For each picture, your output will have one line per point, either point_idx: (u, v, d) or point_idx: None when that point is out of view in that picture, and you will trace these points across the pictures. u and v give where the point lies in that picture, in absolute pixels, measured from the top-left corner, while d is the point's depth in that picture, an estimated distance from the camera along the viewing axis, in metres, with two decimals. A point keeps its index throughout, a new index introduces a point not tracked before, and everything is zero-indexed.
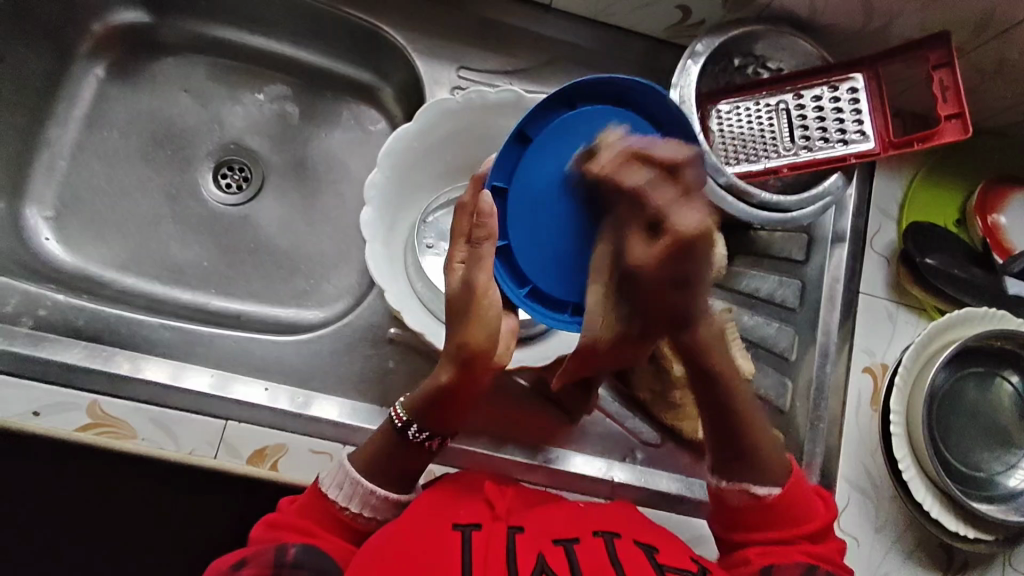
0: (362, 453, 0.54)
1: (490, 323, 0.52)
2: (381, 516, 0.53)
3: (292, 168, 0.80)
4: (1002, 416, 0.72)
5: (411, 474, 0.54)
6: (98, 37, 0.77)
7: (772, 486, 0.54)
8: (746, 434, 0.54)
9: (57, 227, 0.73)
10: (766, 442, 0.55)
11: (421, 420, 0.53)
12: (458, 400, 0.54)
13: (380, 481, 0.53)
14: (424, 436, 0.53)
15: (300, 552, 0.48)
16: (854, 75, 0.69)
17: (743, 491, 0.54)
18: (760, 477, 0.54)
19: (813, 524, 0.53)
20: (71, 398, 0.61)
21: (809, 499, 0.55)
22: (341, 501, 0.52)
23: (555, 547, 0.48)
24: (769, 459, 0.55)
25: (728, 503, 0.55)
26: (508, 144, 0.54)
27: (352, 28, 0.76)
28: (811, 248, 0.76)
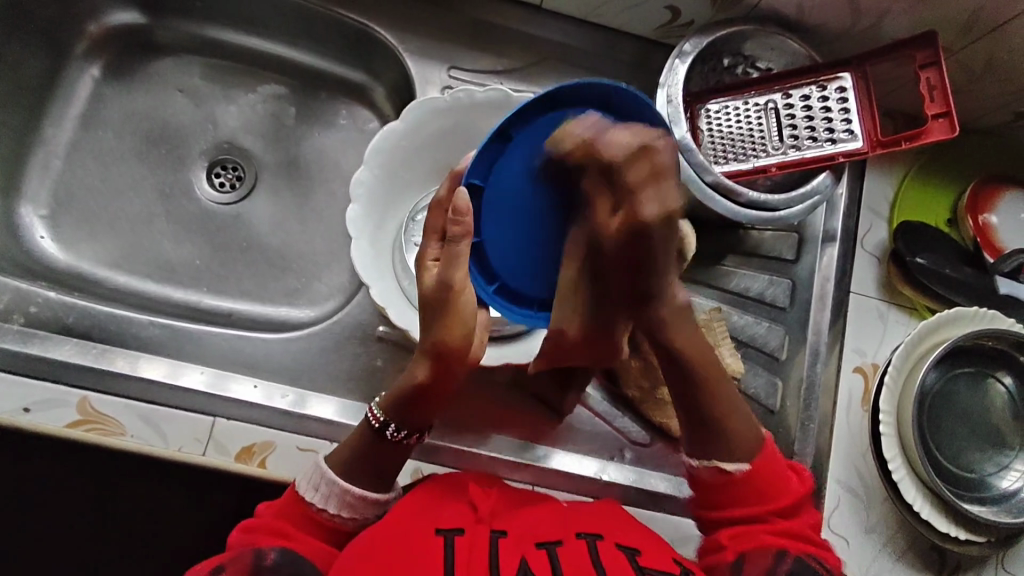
0: (337, 455, 0.54)
1: (468, 319, 0.52)
2: (359, 515, 0.53)
3: (285, 167, 0.80)
4: (994, 416, 0.72)
5: (388, 471, 0.54)
6: (94, 38, 0.78)
7: (738, 461, 0.54)
8: (712, 402, 0.55)
9: (51, 226, 0.74)
10: (734, 425, 0.55)
11: (398, 419, 0.54)
12: (436, 397, 0.54)
13: (357, 480, 0.53)
14: (402, 435, 0.54)
15: (278, 557, 0.48)
16: (842, 74, 0.69)
17: (711, 467, 0.54)
18: (727, 450, 0.54)
19: (785, 500, 0.54)
20: (61, 395, 0.61)
21: (784, 479, 0.55)
22: (319, 503, 0.52)
23: (538, 551, 0.48)
24: (737, 436, 0.55)
25: (697, 479, 0.55)
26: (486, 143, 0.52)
27: (344, 28, 0.77)
28: (801, 248, 0.76)
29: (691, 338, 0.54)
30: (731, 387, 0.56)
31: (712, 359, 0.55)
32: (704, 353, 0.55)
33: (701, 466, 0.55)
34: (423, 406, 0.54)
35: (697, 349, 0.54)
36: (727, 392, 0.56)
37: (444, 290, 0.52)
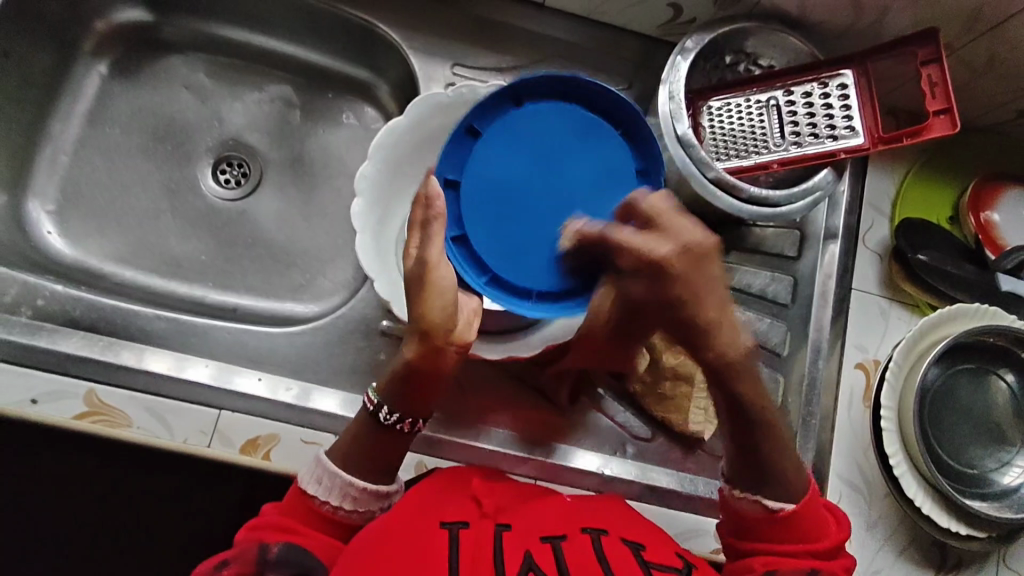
0: (338, 448, 0.54)
1: (447, 293, 0.51)
2: (361, 509, 0.53)
3: (290, 164, 0.81)
4: (996, 413, 0.72)
5: (390, 461, 0.54)
6: (102, 35, 0.79)
7: (787, 499, 0.53)
8: (769, 446, 0.54)
9: (58, 221, 0.75)
10: (786, 458, 0.54)
11: (390, 401, 0.54)
12: (427, 379, 0.53)
13: (360, 472, 0.53)
14: (395, 419, 0.53)
15: (281, 552, 0.49)
16: (843, 71, 0.69)
17: (755, 501, 0.54)
18: (776, 487, 0.54)
19: (826, 541, 0.53)
20: (69, 387, 0.62)
21: (825, 518, 0.54)
22: (321, 496, 0.52)
23: (543, 545, 0.48)
24: (785, 473, 0.54)
25: (737, 510, 0.55)
26: (459, 137, 0.56)
27: (349, 26, 0.77)
28: (803, 245, 0.76)
29: (758, 393, 0.54)
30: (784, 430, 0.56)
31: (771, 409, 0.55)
32: (767, 401, 0.54)
33: (744, 497, 0.55)
34: (421, 386, 0.53)
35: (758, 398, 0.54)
36: (784, 438, 0.55)
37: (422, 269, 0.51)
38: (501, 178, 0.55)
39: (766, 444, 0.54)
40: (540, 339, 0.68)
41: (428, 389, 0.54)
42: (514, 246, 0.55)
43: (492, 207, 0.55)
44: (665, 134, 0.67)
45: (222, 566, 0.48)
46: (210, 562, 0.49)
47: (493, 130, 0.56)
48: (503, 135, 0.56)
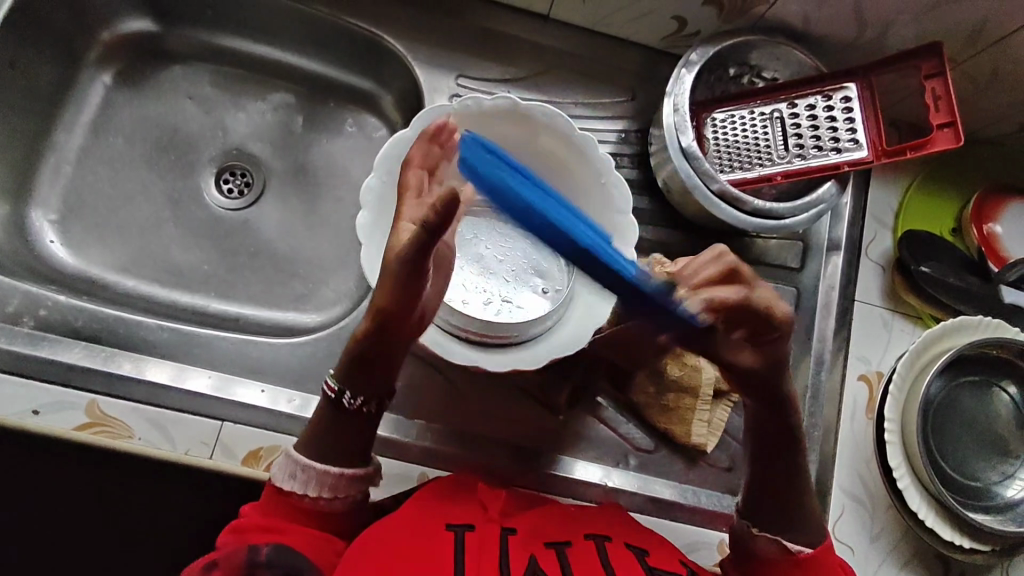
0: (305, 438, 0.54)
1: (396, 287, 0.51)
2: (341, 495, 0.52)
3: (294, 174, 0.81)
4: (999, 426, 0.72)
5: (356, 446, 0.54)
6: (106, 45, 0.79)
7: (803, 543, 0.56)
8: (798, 488, 0.57)
9: (61, 231, 0.75)
10: (805, 500, 0.58)
11: (352, 386, 0.54)
12: (380, 360, 0.54)
13: (331, 460, 0.53)
14: (358, 402, 0.54)
15: (271, 553, 0.48)
16: (848, 85, 0.69)
17: (778, 544, 0.56)
18: (801, 524, 0.56)
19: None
20: (71, 398, 0.62)
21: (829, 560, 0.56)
22: (299, 490, 0.51)
23: (547, 550, 0.50)
24: (802, 513, 0.57)
25: (758, 549, 0.57)
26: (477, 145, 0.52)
27: (354, 37, 0.77)
28: (806, 257, 0.76)
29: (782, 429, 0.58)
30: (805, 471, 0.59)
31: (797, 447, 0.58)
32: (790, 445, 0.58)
33: (762, 536, 0.57)
34: (377, 365, 0.54)
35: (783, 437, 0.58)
36: (804, 477, 0.58)
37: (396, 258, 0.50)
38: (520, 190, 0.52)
39: (789, 483, 0.57)
40: (542, 353, 0.66)
41: (388, 366, 0.55)
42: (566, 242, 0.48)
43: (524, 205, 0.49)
44: (669, 146, 0.67)
45: (211, 568, 0.47)
46: (196, 565, 0.48)
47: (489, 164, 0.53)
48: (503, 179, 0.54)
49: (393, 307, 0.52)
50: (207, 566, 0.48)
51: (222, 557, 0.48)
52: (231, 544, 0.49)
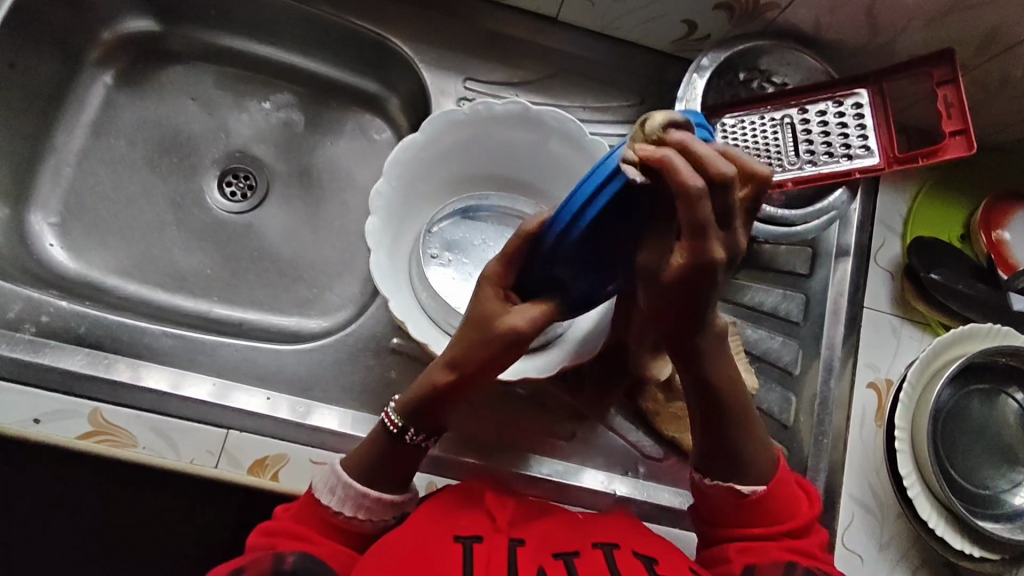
0: (354, 457, 0.54)
1: (492, 342, 0.49)
2: (375, 517, 0.52)
3: (298, 176, 0.80)
4: (1008, 433, 0.71)
5: (403, 474, 0.54)
6: (107, 45, 0.78)
7: (757, 483, 0.54)
8: (742, 431, 0.54)
9: (61, 234, 0.73)
10: (753, 439, 0.54)
11: (416, 424, 0.53)
12: (452, 404, 0.53)
13: (375, 483, 0.53)
14: (420, 438, 0.53)
15: (296, 562, 0.47)
16: (859, 90, 0.69)
17: (727, 488, 0.54)
18: (745, 472, 0.54)
19: (794, 522, 0.54)
20: (73, 406, 0.60)
21: (796, 497, 0.56)
22: (335, 507, 0.51)
23: (555, 561, 0.48)
24: (753, 454, 0.54)
25: (710, 496, 0.56)
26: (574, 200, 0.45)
27: (359, 38, 0.76)
28: (816, 262, 0.75)
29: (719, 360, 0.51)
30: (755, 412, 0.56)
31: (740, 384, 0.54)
32: (738, 386, 0.53)
33: (715, 484, 0.55)
34: (442, 411, 0.53)
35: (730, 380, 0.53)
36: (744, 407, 0.54)
37: (511, 337, 0.49)
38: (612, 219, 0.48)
39: (734, 429, 0.54)
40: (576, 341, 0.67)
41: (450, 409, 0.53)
42: None
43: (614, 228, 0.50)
44: None
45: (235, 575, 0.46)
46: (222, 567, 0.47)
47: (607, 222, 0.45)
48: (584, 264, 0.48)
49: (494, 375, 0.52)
50: (236, 568, 0.46)
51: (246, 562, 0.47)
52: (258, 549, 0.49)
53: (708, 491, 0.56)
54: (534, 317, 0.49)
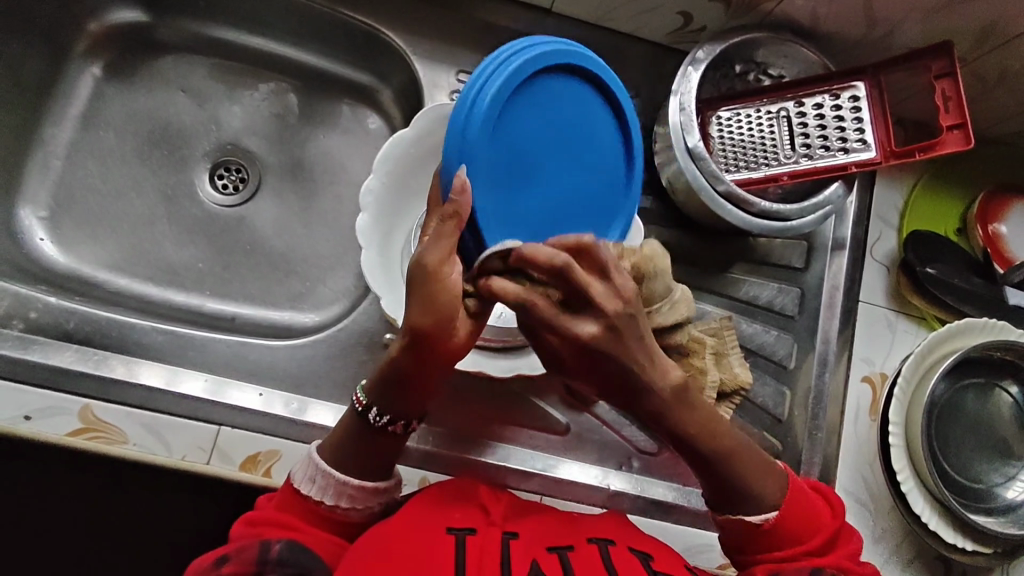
0: (329, 442, 0.53)
1: (416, 294, 0.44)
2: (359, 505, 0.52)
3: (290, 169, 0.79)
4: (1002, 428, 0.71)
5: (377, 459, 0.52)
6: (95, 36, 0.76)
7: (768, 510, 0.54)
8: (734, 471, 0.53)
9: (50, 228, 0.73)
10: (759, 475, 0.54)
11: (380, 404, 0.50)
12: (408, 381, 0.48)
13: (349, 468, 0.51)
14: (385, 421, 0.50)
15: (283, 551, 0.48)
16: (856, 83, 0.68)
17: (738, 520, 0.54)
18: (756, 503, 0.54)
19: (821, 536, 0.54)
20: (62, 402, 0.60)
21: (818, 509, 0.55)
22: (315, 495, 0.51)
23: (549, 555, 0.48)
24: (763, 487, 0.54)
25: (732, 530, 0.55)
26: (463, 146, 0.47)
27: (351, 29, 0.75)
28: (811, 256, 0.75)
29: (697, 416, 0.51)
30: (750, 441, 0.55)
31: (723, 435, 0.53)
32: (715, 432, 0.52)
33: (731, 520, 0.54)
34: (405, 390, 0.49)
35: (705, 427, 0.51)
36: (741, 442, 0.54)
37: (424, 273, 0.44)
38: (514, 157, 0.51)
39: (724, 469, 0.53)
40: None
41: (420, 390, 0.49)
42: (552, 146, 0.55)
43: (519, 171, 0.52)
44: (675, 148, 0.66)
45: (222, 563, 0.47)
46: (209, 557, 0.48)
47: (487, 126, 0.48)
48: (485, 184, 0.49)
49: (441, 326, 0.45)
50: (221, 558, 0.47)
51: (232, 551, 0.48)
52: (244, 537, 0.49)
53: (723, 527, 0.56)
54: (438, 247, 0.44)
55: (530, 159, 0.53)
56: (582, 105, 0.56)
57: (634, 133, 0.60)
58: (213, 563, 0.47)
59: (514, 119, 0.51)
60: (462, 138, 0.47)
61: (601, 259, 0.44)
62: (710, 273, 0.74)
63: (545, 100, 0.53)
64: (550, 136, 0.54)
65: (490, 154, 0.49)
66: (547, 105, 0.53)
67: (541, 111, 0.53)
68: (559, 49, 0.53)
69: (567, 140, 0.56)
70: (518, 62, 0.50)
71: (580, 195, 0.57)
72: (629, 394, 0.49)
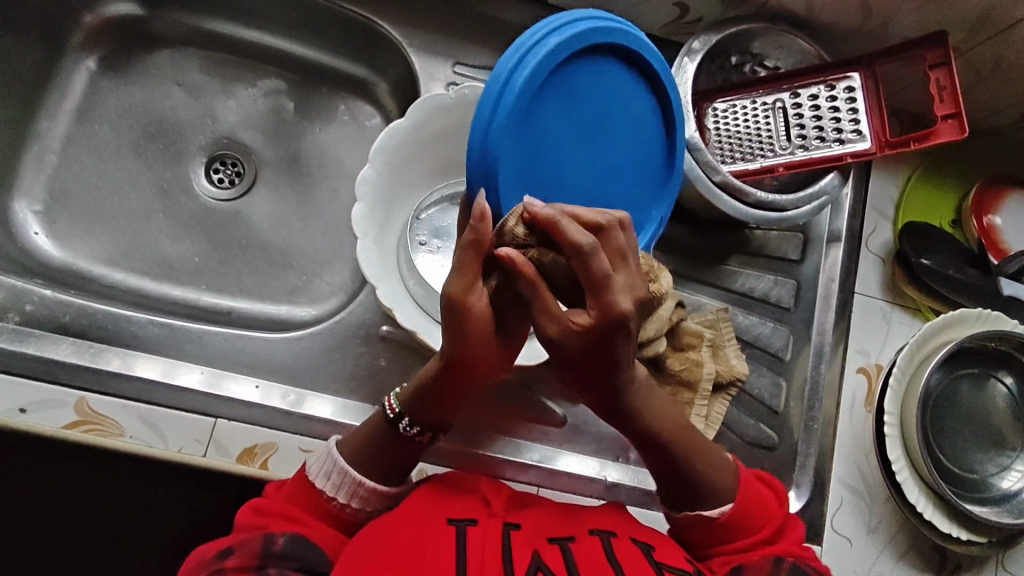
0: (352, 443, 0.53)
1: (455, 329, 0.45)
2: (370, 507, 0.52)
3: (286, 163, 0.79)
4: (997, 418, 0.72)
5: (405, 466, 0.54)
6: (90, 29, 0.76)
7: (724, 503, 0.54)
8: (699, 465, 0.54)
9: (45, 222, 0.73)
10: (716, 469, 0.55)
11: (413, 413, 0.52)
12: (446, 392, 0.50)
13: (373, 473, 0.52)
14: (414, 430, 0.52)
15: (287, 544, 0.48)
16: (851, 74, 0.68)
17: (693, 513, 0.54)
18: (714, 497, 0.54)
19: (770, 527, 0.54)
20: (58, 395, 0.60)
21: (767, 501, 0.56)
22: (329, 491, 0.51)
23: (551, 546, 0.48)
24: (721, 479, 0.55)
25: (684, 523, 0.55)
26: (497, 135, 0.44)
27: (347, 22, 0.75)
28: (807, 248, 0.75)
29: (666, 414, 0.53)
30: (706, 437, 0.56)
31: (688, 430, 0.54)
32: (681, 429, 0.54)
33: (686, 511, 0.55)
34: (440, 400, 0.51)
35: (676, 424, 0.53)
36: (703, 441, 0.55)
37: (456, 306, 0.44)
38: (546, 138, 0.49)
39: (689, 465, 0.54)
40: None
41: (451, 401, 0.51)
42: (580, 125, 0.52)
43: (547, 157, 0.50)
44: None
45: (225, 557, 0.47)
46: (212, 548, 0.48)
47: (516, 115, 0.45)
48: (513, 175, 0.47)
49: (473, 344, 0.47)
50: (224, 551, 0.47)
51: (235, 544, 0.47)
52: (248, 528, 0.49)
53: (679, 521, 0.56)
54: (462, 277, 0.44)
55: (559, 140, 0.51)
56: (611, 82, 0.54)
57: (677, 127, 0.60)
58: (217, 556, 0.47)
59: (545, 100, 0.48)
60: (487, 147, 0.44)
61: (614, 245, 0.43)
62: (706, 265, 0.74)
63: (573, 80, 0.50)
64: (577, 113, 0.52)
65: (514, 149, 0.46)
66: (577, 86, 0.51)
67: (569, 91, 0.50)
68: (594, 25, 0.49)
69: (590, 116, 0.53)
70: (534, 59, 0.45)
71: (608, 164, 0.56)
72: (601, 398, 0.50)
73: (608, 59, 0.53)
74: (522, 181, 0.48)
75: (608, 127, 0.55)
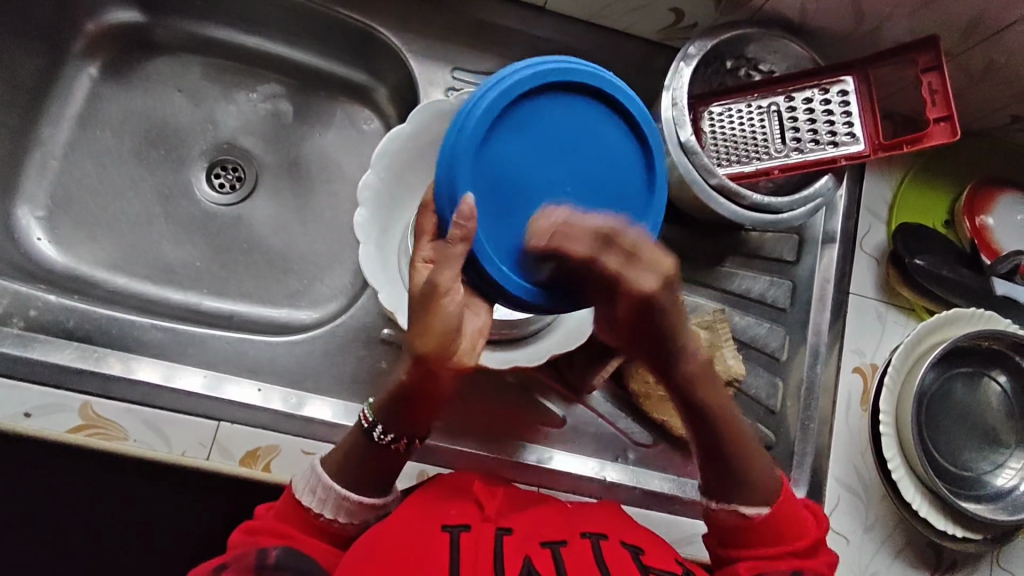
0: (333, 457, 0.53)
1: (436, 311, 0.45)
2: (355, 519, 0.53)
3: (286, 168, 0.80)
4: (991, 416, 0.73)
5: (385, 477, 0.53)
6: (91, 36, 0.77)
7: (762, 505, 0.56)
8: (740, 454, 0.56)
9: (48, 228, 0.73)
10: (756, 462, 0.56)
11: (386, 421, 0.52)
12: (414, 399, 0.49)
13: (353, 485, 0.52)
14: (390, 438, 0.52)
15: (281, 556, 0.49)
16: (844, 78, 0.69)
17: (732, 511, 0.56)
18: (749, 496, 0.56)
19: (806, 542, 0.56)
20: (61, 400, 0.60)
21: (803, 521, 0.57)
22: (315, 507, 0.52)
23: (542, 550, 0.49)
24: (758, 478, 0.56)
25: (721, 522, 0.57)
26: (448, 167, 0.47)
27: (348, 29, 0.76)
28: (802, 249, 0.76)
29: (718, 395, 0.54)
30: (746, 426, 0.57)
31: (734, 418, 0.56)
32: (728, 417, 0.55)
33: (721, 508, 0.57)
34: (408, 408, 0.50)
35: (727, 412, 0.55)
36: (744, 432, 0.57)
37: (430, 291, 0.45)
38: (518, 174, 0.49)
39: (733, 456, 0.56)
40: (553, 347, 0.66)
41: (423, 412, 0.51)
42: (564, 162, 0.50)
43: (523, 193, 0.49)
44: (668, 141, 0.66)
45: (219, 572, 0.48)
46: (208, 565, 0.49)
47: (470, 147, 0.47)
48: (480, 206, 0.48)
49: (438, 336, 0.45)
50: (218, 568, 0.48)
51: (230, 559, 0.49)
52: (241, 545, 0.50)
53: (714, 517, 0.58)
54: (450, 268, 0.46)
55: (538, 176, 0.50)
56: (596, 120, 0.51)
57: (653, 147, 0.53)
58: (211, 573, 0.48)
59: (512, 141, 0.49)
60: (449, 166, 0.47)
61: (620, 245, 0.43)
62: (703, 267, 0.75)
63: (545, 120, 0.50)
64: (560, 152, 0.50)
65: (475, 182, 0.48)
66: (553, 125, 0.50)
67: (541, 131, 0.50)
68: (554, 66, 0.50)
69: (577, 153, 0.51)
70: (493, 93, 0.48)
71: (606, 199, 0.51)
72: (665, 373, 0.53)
73: (586, 100, 0.51)
74: (485, 206, 0.48)
75: (602, 163, 0.51)
